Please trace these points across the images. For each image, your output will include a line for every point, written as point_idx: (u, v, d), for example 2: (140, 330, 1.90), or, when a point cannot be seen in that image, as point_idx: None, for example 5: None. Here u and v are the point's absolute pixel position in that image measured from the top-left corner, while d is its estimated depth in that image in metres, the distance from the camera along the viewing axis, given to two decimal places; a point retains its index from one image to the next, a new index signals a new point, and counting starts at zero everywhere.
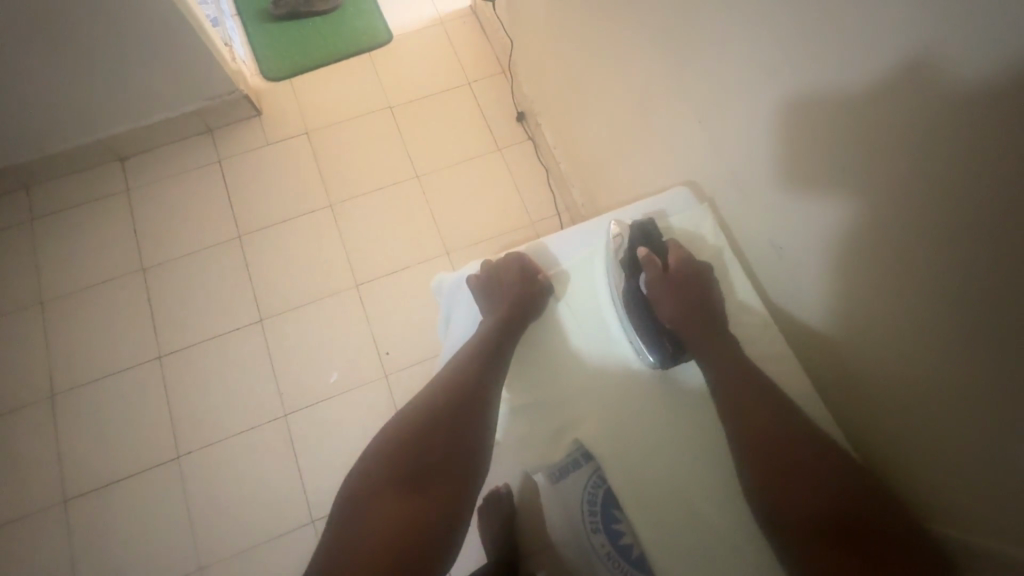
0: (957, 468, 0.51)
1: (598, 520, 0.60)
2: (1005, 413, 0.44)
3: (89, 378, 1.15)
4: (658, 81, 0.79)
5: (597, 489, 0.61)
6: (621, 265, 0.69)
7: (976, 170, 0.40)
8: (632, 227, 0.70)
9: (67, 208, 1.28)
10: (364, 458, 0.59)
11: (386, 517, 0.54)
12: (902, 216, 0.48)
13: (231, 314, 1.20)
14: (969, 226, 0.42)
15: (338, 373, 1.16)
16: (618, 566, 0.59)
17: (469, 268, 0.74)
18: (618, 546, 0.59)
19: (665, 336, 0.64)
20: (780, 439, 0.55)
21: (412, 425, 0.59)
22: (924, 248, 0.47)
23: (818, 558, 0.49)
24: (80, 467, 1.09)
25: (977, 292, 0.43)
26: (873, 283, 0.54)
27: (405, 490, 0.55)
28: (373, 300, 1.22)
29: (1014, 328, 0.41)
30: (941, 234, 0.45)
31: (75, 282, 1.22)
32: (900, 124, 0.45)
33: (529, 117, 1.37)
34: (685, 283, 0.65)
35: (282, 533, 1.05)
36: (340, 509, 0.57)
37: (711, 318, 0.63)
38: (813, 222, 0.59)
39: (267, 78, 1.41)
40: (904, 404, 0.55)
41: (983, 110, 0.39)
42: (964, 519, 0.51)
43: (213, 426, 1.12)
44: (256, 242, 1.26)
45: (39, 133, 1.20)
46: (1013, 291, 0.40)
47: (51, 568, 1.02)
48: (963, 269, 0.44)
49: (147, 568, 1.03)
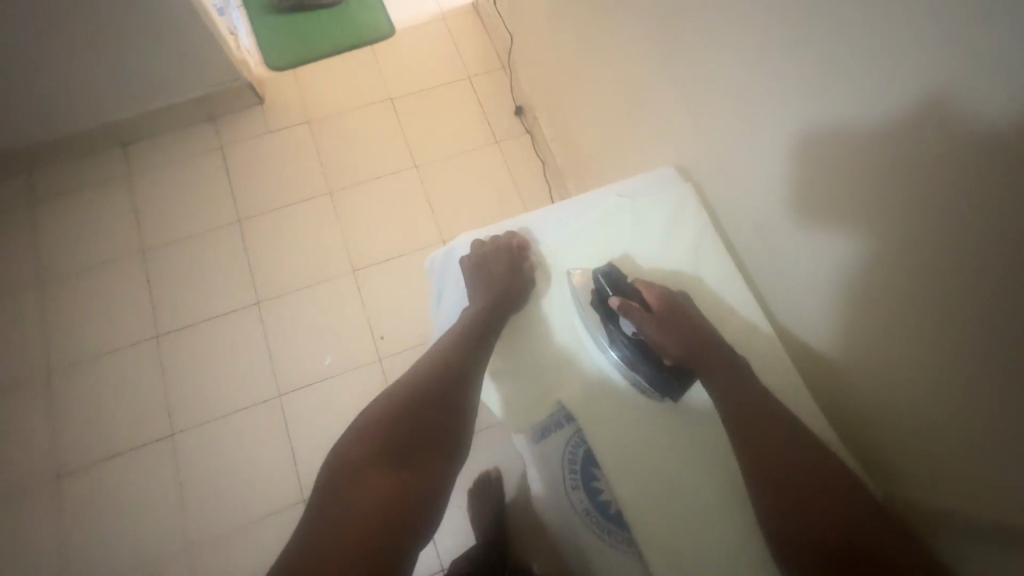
0: (946, 439, 0.51)
1: (578, 478, 0.62)
2: (992, 377, 0.45)
3: (87, 356, 1.16)
4: (653, 68, 0.81)
5: (578, 449, 0.63)
6: (599, 314, 0.66)
7: (960, 136, 0.42)
8: (595, 274, 0.67)
9: (70, 189, 1.30)
10: (351, 433, 0.59)
11: (374, 490, 0.54)
12: (889, 186, 0.49)
13: (228, 296, 1.22)
14: (957, 198, 0.44)
15: (333, 356, 1.17)
16: (598, 523, 0.60)
17: (461, 243, 0.76)
18: (596, 504, 0.61)
19: (669, 371, 0.62)
20: (764, 421, 0.56)
21: (401, 402, 0.60)
22: (910, 226, 0.48)
23: (812, 538, 0.49)
24: (74, 444, 1.10)
25: (958, 257, 0.45)
26: (858, 261, 0.56)
27: (393, 463, 0.56)
28: (369, 286, 1.24)
29: (993, 289, 0.43)
30: (923, 202, 0.47)
31: (75, 263, 1.24)
32: (888, 99, 0.47)
33: (527, 112, 1.39)
34: (672, 321, 0.63)
35: (275, 511, 1.07)
36: (326, 481, 0.56)
37: (712, 342, 0.61)
38: (799, 199, 0.61)
39: (272, 69, 1.44)
40: (891, 376, 0.56)
41: (966, 77, 0.41)
42: (951, 488, 0.52)
43: (207, 406, 1.13)
44: (255, 227, 1.28)
45: (45, 115, 1.22)
46: (992, 252, 0.42)
47: (43, 541, 1.03)
48: (943, 235, 0.46)
49: (139, 542, 1.04)
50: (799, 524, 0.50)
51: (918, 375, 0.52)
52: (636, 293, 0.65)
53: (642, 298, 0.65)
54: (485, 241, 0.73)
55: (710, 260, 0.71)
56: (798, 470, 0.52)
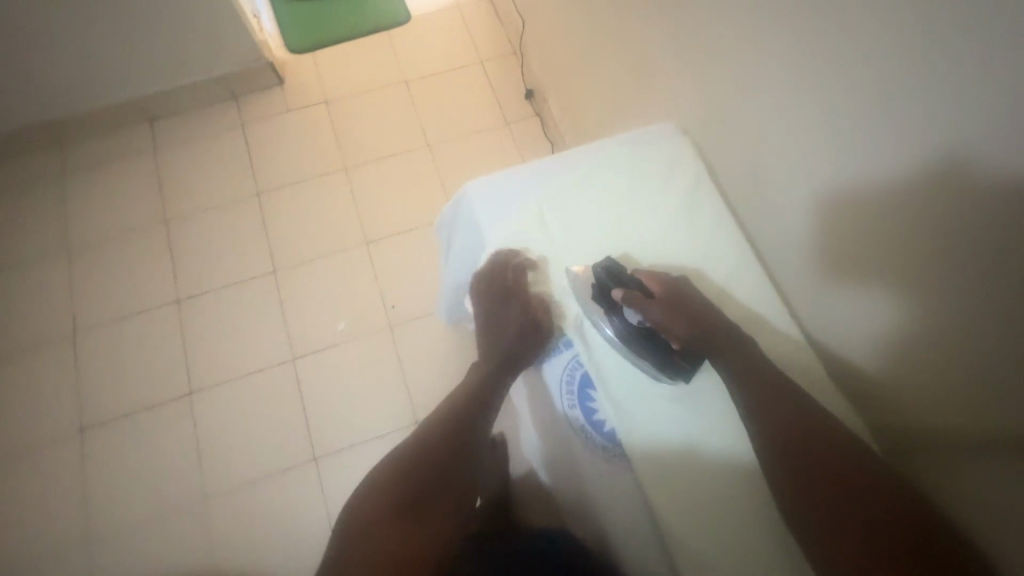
0: (945, 393, 0.52)
1: (574, 399, 0.63)
2: (987, 321, 0.46)
3: (111, 317, 1.21)
4: (657, 37, 0.85)
5: (576, 370, 0.64)
6: (601, 308, 0.62)
7: (947, 68, 0.45)
8: (595, 269, 0.63)
9: (97, 161, 1.36)
10: (365, 484, 0.61)
11: (381, 544, 0.55)
12: (883, 124, 0.52)
13: (246, 265, 1.26)
14: (947, 127, 0.46)
15: (346, 323, 1.22)
16: (593, 439, 0.60)
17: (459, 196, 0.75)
18: (591, 423, 0.61)
19: (677, 354, 0.60)
20: (764, 384, 0.56)
21: (411, 455, 0.60)
22: (901, 160, 0.51)
23: (822, 505, 0.49)
24: (99, 399, 1.15)
25: (947, 185, 0.47)
26: (848, 201, 0.58)
27: (401, 518, 0.56)
28: (381, 258, 1.28)
29: (977, 215, 0.45)
30: (914, 135, 0.49)
31: (101, 231, 1.29)
32: (879, 41, 0.50)
33: (537, 95, 1.44)
34: (677, 304, 0.59)
35: (288, 468, 1.11)
36: (342, 532, 0.58)
37: (718, 321, 0.59)
38: (795, 149, 0.64)
39: (293, 51, 1.49)
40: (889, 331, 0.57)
41: (951, 11, 0.43)
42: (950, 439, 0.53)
43: (224, 368, 1.18)
44: (273, 199, 1.33)
45: (79, 88, 1.28)
46: (976, 176, 0.44)
47: (68, 489, 1.08)
48: (933, 166, 0.48)
49: (159, 493, 1.08)
50: (808, 490, 0.50)
51: (913, 318, 0.54)
52: (637, 282, 0.61)
53: (643, 286, 0.61)
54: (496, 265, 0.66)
55: (709, 207, 0.71)
56: (802, 435, 0.52)
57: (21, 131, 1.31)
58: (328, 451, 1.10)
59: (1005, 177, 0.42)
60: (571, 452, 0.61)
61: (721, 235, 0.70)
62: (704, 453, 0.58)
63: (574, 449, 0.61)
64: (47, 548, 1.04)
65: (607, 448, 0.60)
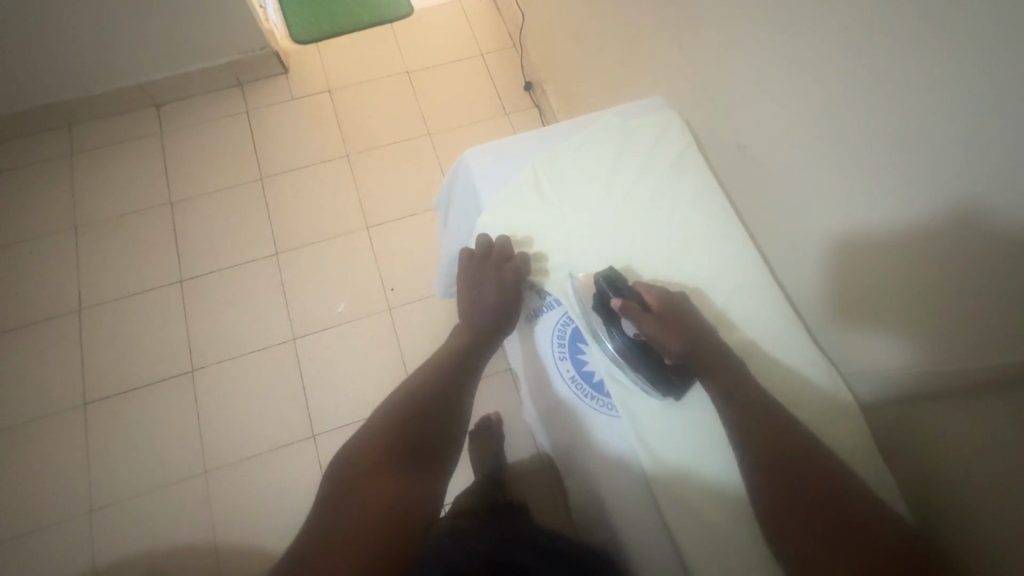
0: (948, 400, 0.48)
1: (566, 352, 0.65)
2: (998, 315, 0.43)
3: (115, 296, 1.24)
4: (650, 21, 0.88)
5: (567, 326, 0.66)
6: (598, 315, 0.61)
7: (909, 34, 0.46)
8: (594, 277, 0.62)
9: (104, 144, 1.38)
10: (348, 447, 0.56)
11: (370, 495, 0.50)
12: (853, 91, 0.53)
13: (249, 247, 1.29)
14: (910, 93, 0.47)
15: (345, 304, 1.24)
16: (582, 388, 0.62)
17: (456, 162, 0.79)
18: (581, 373, 0.63)
19: (670, 369, 0.57)
20: (753, 402, 0.52)
21: (396, 413, 0.58)
22: (869, 126, 0.52)
23: (813, 539, 0.44)
24: (102, 374, 1.17)
25: (911, 152, 0.48)
26: (821, 170, 0.59)
27: (390, 468, 0.53)
28: (380, 242, 1.30)
29: (945, 183, 0.45)
30: (880, 103, 0.50)
31: (107, 212, 1.31)
32: (849, 11, 0.51)
33: (536, 87, 1.46)
34: (676, 321, 0.56)
35: (284, 445, 1.12)
36: (322, 497, 0.52)
37: (716, 341, 0.56)
38: (773, 123, 0.65)
39: (296, 41, 1.52)
40: (886, 322, 0.54)
41: None
42: (951, 453, 0.49)
43: (225, 346, 1.20)
44: (276, 184, 1.36)
45: (86, 72, 1.31)
46: (938, 141, 0.45)
47: (70, 462, 1.10)
48: (898, 133, 0.49)
49: (159, 467, 1.10)
50: (802, 524, 0.45)
51: (906, 307, 0.52)
52: (636, 295, 0.59)
53: (643, 299, 0.59)
54: (496, 249, 0.67)
55: (695, 174, 0.71)
56: (790, 458, 0.48)
57: (30, 113, 1.34)
58: (324, 429, 1.12)
59: (961, 136, 0.43)
60: (557, 396, 0.63)
61: (706, 200, 0.69)
62: (688, 448, 0.56)
63: (558, 391, 0.63)
64: (48, 517, 1.06)
65: (593, 397, 0.61)
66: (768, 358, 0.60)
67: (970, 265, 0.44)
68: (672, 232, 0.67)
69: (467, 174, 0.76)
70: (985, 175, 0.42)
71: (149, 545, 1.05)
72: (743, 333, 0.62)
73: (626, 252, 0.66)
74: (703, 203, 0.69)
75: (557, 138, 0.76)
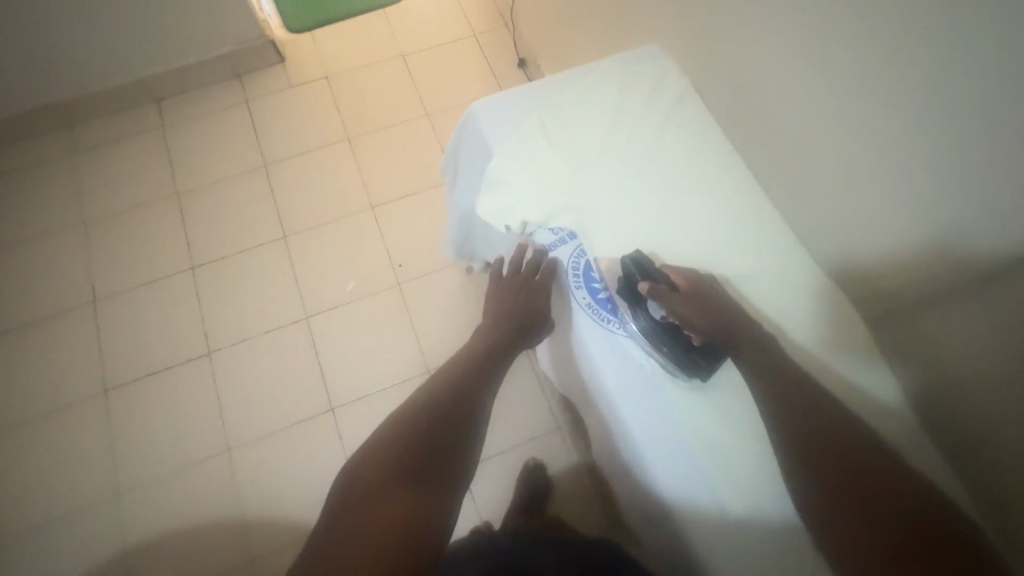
0: (974, 351, 0.52)
1: (583, 285, 0.66)
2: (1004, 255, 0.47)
3: (126, 287, 1.25)
4: None
5: (581, 258, 0.68)
6: (624, 299, 0.61)
7: None
8: (622, 260, 0.62)
9: (105, 141, 1.40)
10: (365, 449, 0.52)
11: (382, 509, 0.46)
12: (844, 18, 0.55)
13: (256, 233, 1.31)
14: (902, 14, 0.49)
15: (354, 283, 1.26)
16: (599, 314, 0.64)
17: (466, 118, 0.80)
18: (597, 300, 0.65)
19: (696, 352, 0.58)
20: (786, 373, 0.53)
21: (417, 415, 0.55)
22: (866, 50, 0.54)
23: (831, 503, 0.46)
24: (120, 362, 1.19)
25: (912, 71, 0.50)
26: (820, 102, 0.62)
27: (405, 481, 0.49)
28: (386, 219, 1.33)
29: (951, 98, 0.48)
30: (874, 27, 0.52)
31: (112, 206, 1.33)
32: None
33: (530, 63, 1.49)
34: (705, 301, 0.58)
35: (304, 421, 1.15)
36: (332, 504, 0.48)
37: (744, 321, 0.57)
38: (768, 61, 0.67)
39: (290, 31, 1.54)
40: (904, 272, 0.58)
41: None
42: (977, 399, 0.52)
43: (239, 328, 1.22)
44: (279, 170, 1.38)
45: (86, 71, 1.33)
46: (935, 57, 0.48)
47: (92, 448, 1.12)
48: (896, 54, 0.51)
49: (181, 448, 1.12)
50: (825, 487, 0.46)
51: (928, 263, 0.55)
52: (664, 276, 0.60)
53: (671, 281, 0.60)
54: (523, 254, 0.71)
55: (694, 116, 0.74)
56: (812, 421, 0.49)
57: (30, 114, 1.36)
58: (342, 402, 1.15)
59: (963, 50, 0.46)
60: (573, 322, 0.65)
61: (706, 140, 0.72)
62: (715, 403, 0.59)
63: (575, 318, 0.65)
64: (77, 502, 1.08)
65: (610, 321, 0.63)
66: (774, 285, 0.64)
67: (974, 168, 0.47)
68: (674, 171, 0.70)
69: (475, 126, 0.78)
70: (985, 77, 0.45)
71: (177, 523, 1.07)
72: (745, 263, 0.65)
73: (632, 192, 0.69)
74: (703, 143, 0.72)
75: (556, 88, 0.78)
